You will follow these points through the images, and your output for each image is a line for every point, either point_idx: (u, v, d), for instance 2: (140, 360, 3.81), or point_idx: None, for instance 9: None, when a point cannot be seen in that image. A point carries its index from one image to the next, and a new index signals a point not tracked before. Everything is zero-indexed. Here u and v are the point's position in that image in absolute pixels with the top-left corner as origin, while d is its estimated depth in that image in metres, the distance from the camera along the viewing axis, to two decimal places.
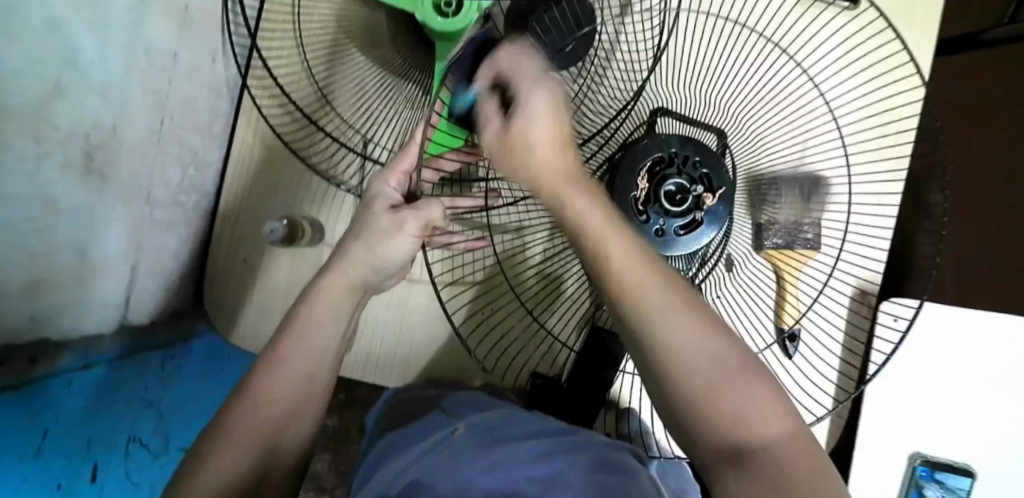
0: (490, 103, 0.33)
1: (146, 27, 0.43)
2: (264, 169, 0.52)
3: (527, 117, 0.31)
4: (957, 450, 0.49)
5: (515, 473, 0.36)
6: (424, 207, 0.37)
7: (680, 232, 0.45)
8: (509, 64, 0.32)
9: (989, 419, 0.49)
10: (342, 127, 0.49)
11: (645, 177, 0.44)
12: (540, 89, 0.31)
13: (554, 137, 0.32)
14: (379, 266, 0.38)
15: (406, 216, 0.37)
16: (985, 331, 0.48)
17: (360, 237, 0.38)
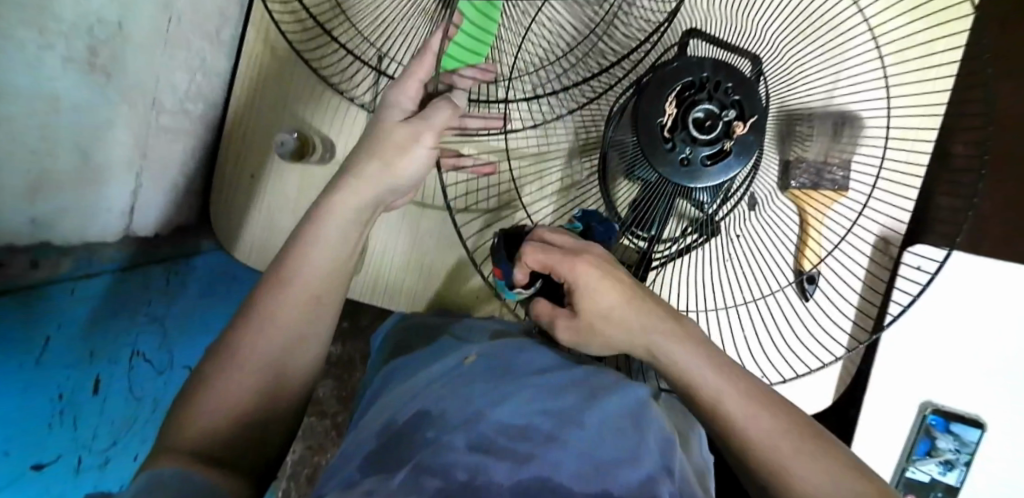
0: (543, 302, 0.40)
1: None
2: (274, 80, 0.50)
3: (581, 287, 0.37)
4: (969, 404, 0.49)
5: (529, 406, 0.36)
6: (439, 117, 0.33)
7: (706, 162, 0.42)
8: (542, 259, 0.38)
9: (1008, 374, 0.48)
10: (356, 39, 0.46)
11: (673, 103, 0.42)
12: (578, 265, 0.37)
13: (605, 288, 0.37)
14: (391, 187, 0.34)
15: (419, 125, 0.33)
16: (1016, 283, 0.47)
17: (372, 149, 0.34)
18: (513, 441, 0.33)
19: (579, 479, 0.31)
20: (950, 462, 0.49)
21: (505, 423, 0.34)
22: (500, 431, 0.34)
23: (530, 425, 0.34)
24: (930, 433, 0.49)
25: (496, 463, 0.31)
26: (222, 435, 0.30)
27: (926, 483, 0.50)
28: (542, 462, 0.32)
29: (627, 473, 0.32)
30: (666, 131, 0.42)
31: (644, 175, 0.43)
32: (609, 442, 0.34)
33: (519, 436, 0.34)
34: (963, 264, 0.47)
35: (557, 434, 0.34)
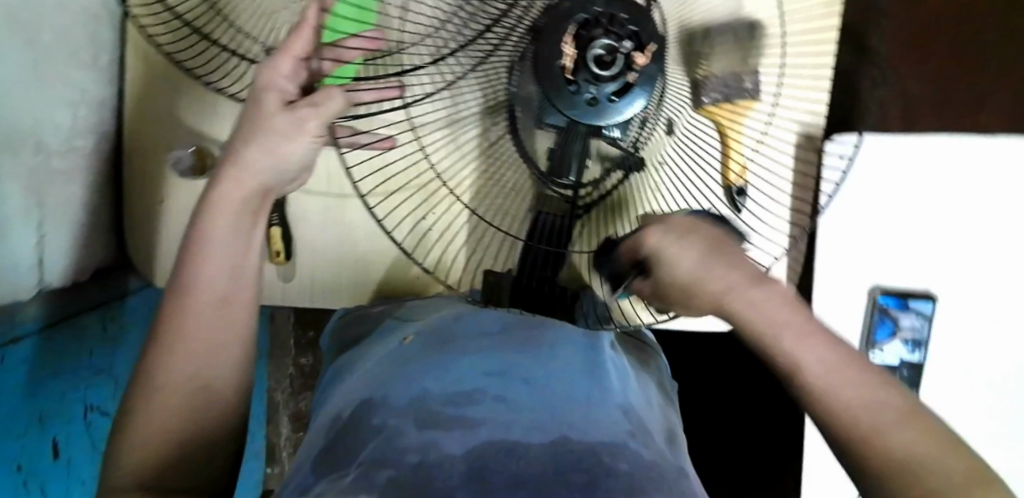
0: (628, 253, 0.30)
1: None
2: (161, 94, 0.47)
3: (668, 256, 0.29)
4: (937, 292, 0.48)
5: (473, 374, 0.35)
6: (323, 105, 0.31)
7: (613, 99, 0.40)
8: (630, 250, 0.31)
9: (965, 254, 0.48)
10: (236, 35, 0.45)
11: (571, 41, 0.38)
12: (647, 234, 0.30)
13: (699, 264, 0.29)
14: (279, 171, 0.32)
15: (305, 114, 0.31)
16: (947, 158, 0.46)
17: (254, 139, 0.32)
18: (459, 407, 0.32)
19: (534, 432, 0.30)
20: (911, 338, 0.48)
21: (450, 393, 0.34)
22: (446, 403, 0.33)
23: (476, 390, 0.34)
24: (886, 314, 0.48)
25: (446, 434, 0.30)
26: (160, 461, 0.30)
27: (892, 365, 0.49)
28: (491, 423, 0.31)
29: (582, 422, 0.32)
30: (567, 74, 0.39)
31: (554, 122, 0.41)
32: (559, 398, 0.34)
33: (465, 401, 0.33)
34: (880, 141, 0.46)
35: (505, 394, 0.33)
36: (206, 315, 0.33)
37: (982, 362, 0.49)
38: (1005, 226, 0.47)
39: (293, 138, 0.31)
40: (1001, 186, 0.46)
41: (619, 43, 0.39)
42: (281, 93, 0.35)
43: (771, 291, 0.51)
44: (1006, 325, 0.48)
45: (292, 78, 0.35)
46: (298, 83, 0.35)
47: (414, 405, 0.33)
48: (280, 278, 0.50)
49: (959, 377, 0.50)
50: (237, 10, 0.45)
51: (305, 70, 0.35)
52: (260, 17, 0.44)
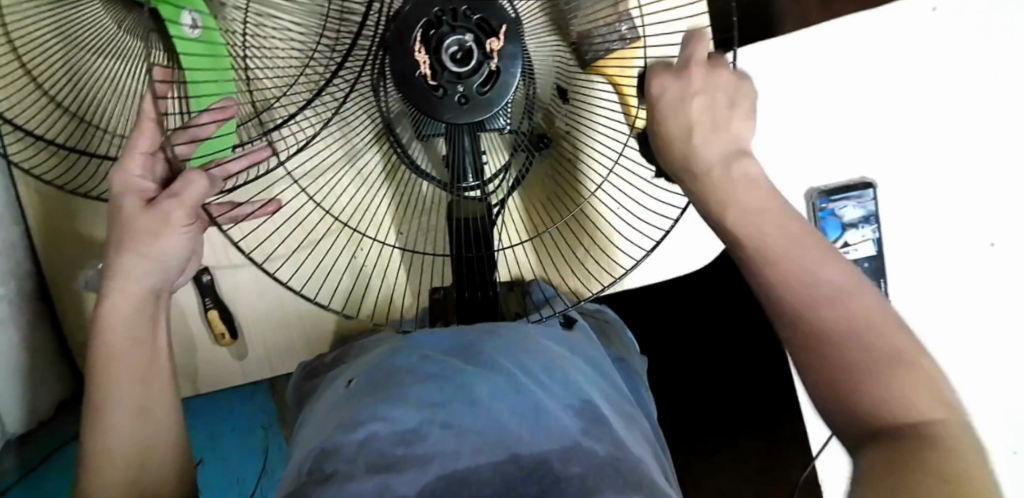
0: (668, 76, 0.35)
1: None
2: (59, 219, 0.47)
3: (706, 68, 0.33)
4: (872, 180, 0.48)
5: (419, 408, 0.33)
6: (182, 192, 0.36)
7: (483, 89, 0.40)
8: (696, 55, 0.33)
9: (882, 137, 0.47)
10: (100, 137, 0.47)
11: (421, 48, 0.38)
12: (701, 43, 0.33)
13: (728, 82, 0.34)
14: (161, 265, 0.38)
15: (169, 208, 0.36)
16: (838, 48, 0.46)
17: (126, 246, 0.37)
18: (409, 447, 0.30)
19: (484, 453, 0.30)
20: (864, 223, 0.48)
21: (399, 431, 0.31)
22: (395, 444, 0.30)
23: (423, 422, 0.32)
24: (829, 213, 0.48)
25: (399, 476, 0.28)
26: None
27: (861, 259, 0.48)
28: (445, 456, 0.30)
29: (533, 437, 0.32)
30: (429, 80, 0.39)
31: (434, 130, 0.41)
32: (507, 415, 0.33)
33: (413, 438, 0.31)
34: (759, 45, 0.45)
35: (451, 423, 0.32)
36: (127, 426, 0.37)
37: (935, 227, 0.48)
38: (898, 92, 0.47)
39: (161, 230, 0.37)
40: (890, 61, 0.47)
41: (467, 36, 0.39)
42: (141, 193, 0.38)
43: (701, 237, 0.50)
44: (942, 193, 0.48)
45: (145, 174, 0.39)
46: (154, 179, 0.39)
47: (363, 445, 0.31)
48: (233, 357, 0.50)
49: (922, 252, 0.48)
50: (101, 116, 0.47)
51: (162, 163, 0.40)
52: (119, 113, 0.47)
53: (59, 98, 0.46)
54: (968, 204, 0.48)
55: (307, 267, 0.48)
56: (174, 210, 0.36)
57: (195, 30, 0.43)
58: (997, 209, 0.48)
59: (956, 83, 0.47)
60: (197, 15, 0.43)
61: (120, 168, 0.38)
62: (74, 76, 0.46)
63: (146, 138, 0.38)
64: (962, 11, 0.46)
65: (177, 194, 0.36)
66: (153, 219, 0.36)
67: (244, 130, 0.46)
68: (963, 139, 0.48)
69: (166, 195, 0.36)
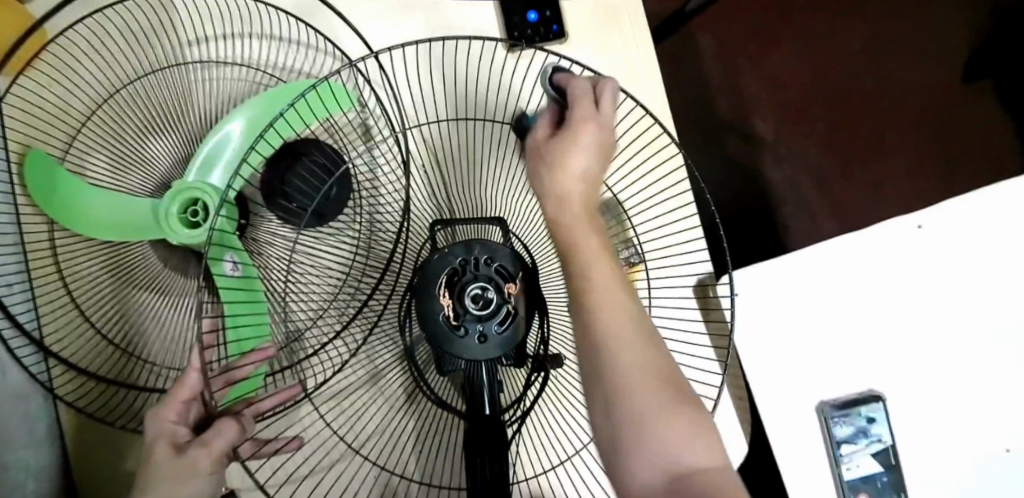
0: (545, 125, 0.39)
1: None
2: (96, 449, 0.50)
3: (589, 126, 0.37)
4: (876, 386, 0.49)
5: None
6: (213, 441, 0.38)
7: (500, 329, 0.43)
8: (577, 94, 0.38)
9: (883, 347, 0.49)
10: (142, 369, 0.51)
11: (447, 293, 0.44)
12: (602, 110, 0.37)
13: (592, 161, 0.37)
14: None
15: (197, 457, 0.38)
16: (829, 266, 0.49)
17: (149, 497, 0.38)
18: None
19: None
20: (862, 439, 0.47)
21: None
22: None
23: None
24: (829, 431, 0.47)
25: None
26: None
27: (871, 475, 0.47)
28: None
29: None
30: (451, 320, 0.43)
31: (454, 366, 0.43)
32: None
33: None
34: (759, 267, 0.48)
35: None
36: None
37: (954, 443, 0.48)
38: (902, 305, 0.49)
39: (187, 480, 0.37)
40: (881, 275, 0.49)
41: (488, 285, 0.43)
42: (171, 437, 0.40)
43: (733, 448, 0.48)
44: (949, 397, 0.49)
45: (181, 418, 0.41)
46: (187, 423, 0.42)
47: None
48: None
49: (940, 459, 0.48)
50: (145, 347, 0.51)
51: (198, 404, 0.43)
52: (157, 343, 0.51)
53: (105, 332, 0.50)
54: (984, 412, 0.49)
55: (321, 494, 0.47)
56: (201, 461, 0.38)
57: (234, 271, 0.46)
58: (1006, 415, 0.49)
59: (949, 290, 0.49)
60: (236, 256, 0.46)
61: (159, 417, 0.41)
62: (118, 309, 0.50)
63: (191, 384, 0.42)
64: (951, 228, 0.49)
65: (208, 443, 0.38)
66: (179, 469, 0.37)
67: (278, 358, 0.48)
68: (970, 347, 0.49)
69: (197, 444, 0.38)
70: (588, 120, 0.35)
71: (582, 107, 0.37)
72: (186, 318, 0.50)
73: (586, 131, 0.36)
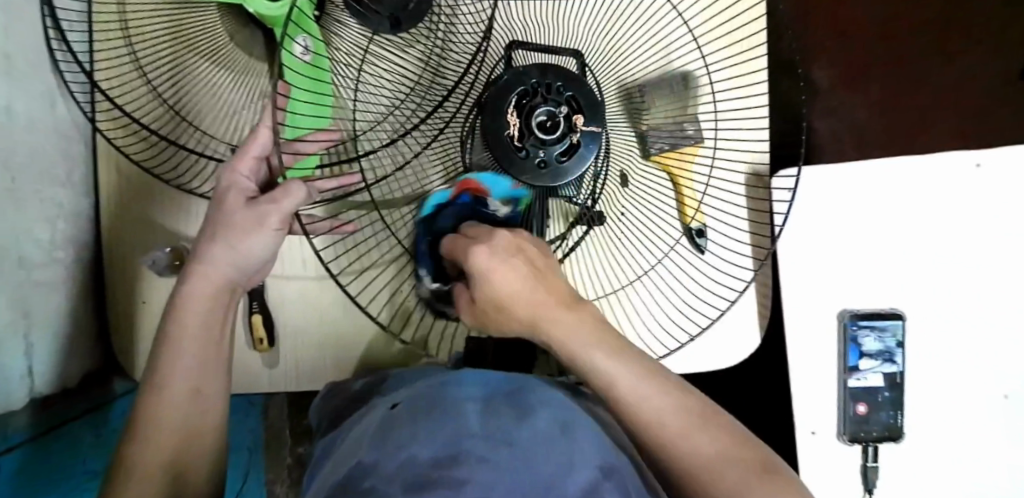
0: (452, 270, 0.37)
1: None
2: (137, 200, 0.52)
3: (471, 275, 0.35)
4: (887, 300, 0.53)
5: (458, 435, 0.36)
6: (282, 200, 0.38)
7: (562, 159, 0.43)
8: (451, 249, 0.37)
9: (906, 268, 0.53)
10: (203, 139, 0.51)
11: (514, 112, 0.43)
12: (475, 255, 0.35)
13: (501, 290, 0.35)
14: (244, 264, 0.40)
15: (267, 211, 0.38)
16: (878, 183, 0.52)
17: (217, 234, 0.39)
18: (450, 464, 0.33)
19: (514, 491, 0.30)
20: (882, 355, 0.52)
21: (434, 459, 0.34)
22: (435, 459, 0.34)
23: (458, 453, 0.34)
24: (856, 335, 0.52)
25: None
26: None
27: (872, 388, 0.53)
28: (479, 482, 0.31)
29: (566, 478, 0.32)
30: (514, 140, 0.42)
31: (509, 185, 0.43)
32: (526, 454, 0.34)
33: (448, 464, 0.33)
34: (825, 170, 0.51)
35: (488, 459, 0.33)
36: (179, 407, 0.38)
37: (942, 362, 0.54)
38: (946, 239, 0.53)
39: (253, 229, 0.39)
40: (924, 204, 0.52)
41: (559, 110, 0.43)
42: (241, 192, 0.41)
43: (747, 330, 0.52)
44: (949, 323, 0.53)
45: (250, 176, 0.42)
46: (254, 180, 0.42)
47: (399, 469, 0.33)
48: (264, 365, 0.53)
49: (925, 372, 0.54)
50: (199, 117, 0.51)
51: (266, 168, 0.43)
52: (220, 120, 0.51)
53: (163, 91, 0.50)
54: (963, 356, 0.53)
55: (366, 281, 0.53)
56: (271, 215, 0.38)
57: (304, 55, 0.44)
58: (996, 349, 0.53)
59: (982, 231, 0.53)
60: (310, 39, 0.45)
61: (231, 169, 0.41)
62: (181, 73, 0.50)
63: (260, 144, 0.41)
64: (1003, 174, 0.52)
65: (278, 200, 0.38)
66: (248, 216, 0.39)
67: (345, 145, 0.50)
68: (972, 293, 0.53)
69: (266, 200, 0.38)
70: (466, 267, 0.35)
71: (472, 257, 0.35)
72: (253, 99, 0.51)
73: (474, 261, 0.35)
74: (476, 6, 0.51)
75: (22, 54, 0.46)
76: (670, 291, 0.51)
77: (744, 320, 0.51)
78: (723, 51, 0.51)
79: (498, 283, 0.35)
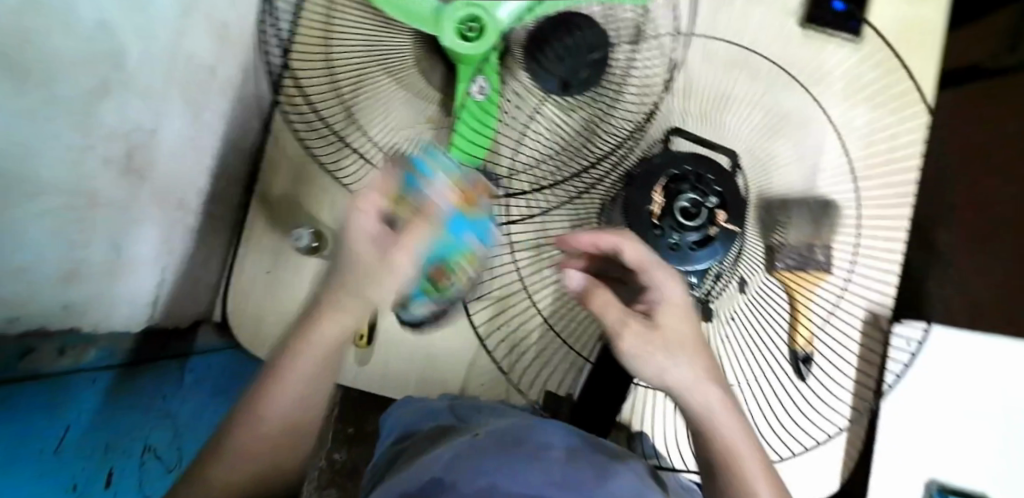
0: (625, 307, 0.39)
1: (190, 29, 0.47)
2: (291, 181, 0.57)
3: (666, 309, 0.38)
4: (975, 479, 0.53)
5: (539, 476, 0.37)
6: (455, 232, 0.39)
7: (694, 247, 0.44)
8: (638, 259, 0.38)
9: (1002, 452, 0.52)
10: (367, 144, 0.56)
11: (659, 192, 0.45)
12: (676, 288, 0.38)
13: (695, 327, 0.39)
14: None
15: None
16: (986, 360, 0.53)
17: None
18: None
19: None
20: None
21: (515, 496, 0.34)
22: (515, 496, 0.34)
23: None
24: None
25: None
26: None
27: None
28: None
29: None
30: (653, 218, 0.44)
31: None
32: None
33: None
34: (947, 335, 0.53)
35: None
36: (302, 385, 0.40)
37: None
38: None
39: None
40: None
41: (704, 199, 0.44)
42: None
43: (827, 469, 0.52)
44: None
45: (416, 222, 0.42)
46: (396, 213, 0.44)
47: (480, 495, 0.34)
48: (355, 361, 0.56)
49: None
50: (368, 119, 0.56)
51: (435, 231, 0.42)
52: (386, 132, 0.55)
53: (343, 90, 0.55)
54: None
55: (492, 320, 0.55)
56: None
57: (478, 95, 0.49)
58: None
59: None
60: (487, 80, 0.48)
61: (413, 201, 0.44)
62: (363, 81, 0.55)
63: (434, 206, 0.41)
64: None
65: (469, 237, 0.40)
66: None
67: (496, 187, 0.54)
68: None
69: None
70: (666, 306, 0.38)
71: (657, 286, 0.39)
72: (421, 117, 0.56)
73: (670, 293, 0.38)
74: (647, 81, 0.51)
75: (240, 31, 0.54)
76: (788, 399, 0.51)
77: (827, 457, 0.52)
78: (869, 185, 0.52)
79: (676, 321, 0.38)
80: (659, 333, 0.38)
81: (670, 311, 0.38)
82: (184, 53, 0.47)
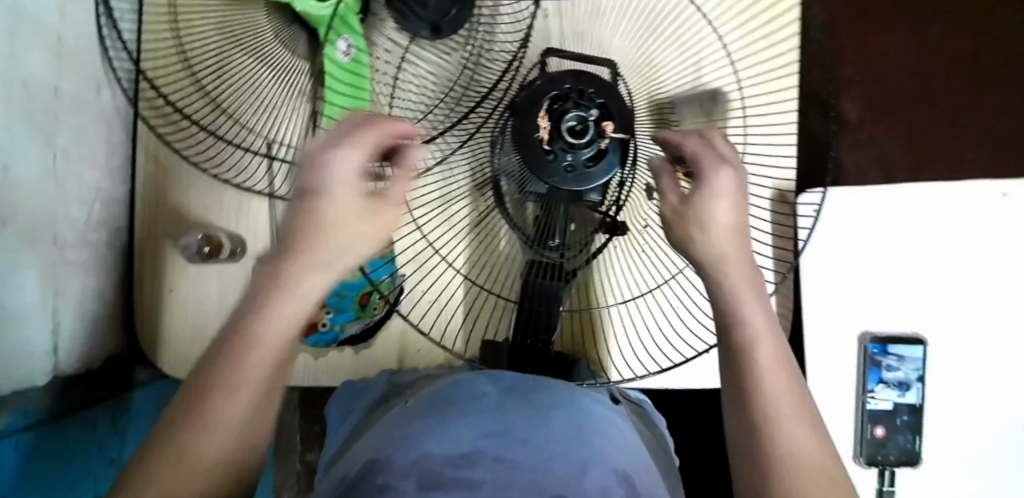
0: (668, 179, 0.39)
1: (21, 45, 0.41)
2: (175, 191, 0.56)
3: (710, 188, 0.37)
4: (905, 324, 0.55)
5: (471, 430, 0.37)
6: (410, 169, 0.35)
7: (588, 165, 0.42)
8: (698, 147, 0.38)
9: (925, 294, 0.55)
10: (243, 133, 0.53)
11: (544, 115, 0.42)
12: (726, 169, 0.37)
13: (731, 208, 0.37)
14: None
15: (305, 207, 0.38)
16: (885, 208, 0.56)
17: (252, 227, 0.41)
18: (467, 462, 0.33)
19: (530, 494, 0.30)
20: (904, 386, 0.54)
21: (450, 453, 0.34)
22: (449, 456, 0.34)
23: (474, 452, 0.34)
24: (877, 359, 0.55)
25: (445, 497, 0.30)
26: None
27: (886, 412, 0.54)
28: (487, 483, 0.31)
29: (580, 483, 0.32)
30: (544, 143, 0.42)
31: (536, 189, 0.44)
32: (542, 458, 0.34)
33: (465, 461, 0.33)
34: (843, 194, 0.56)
35: (503, 458, 0.33)
36: None
37: (968, 393, 0.54)
38: (961, 265, 0.55)
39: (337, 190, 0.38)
40: (939, 233, 0.55)
41: (589, 113, 0.42)
42: None
43: None
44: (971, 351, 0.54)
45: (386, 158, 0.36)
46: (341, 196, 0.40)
47: (413, 463, 0.33)
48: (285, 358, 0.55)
49: (949, 404, 0.55)
50: (238, 106, 0.52)
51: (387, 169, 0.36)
52: (262, 113, 0.52)
53: (205, 81, 0.52)
54: (978, 387, 0.54)
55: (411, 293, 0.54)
56: None
57: (344, 56, 0.46)
58: (1007, 373, 0.54)
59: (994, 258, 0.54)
60: (351, 41, 0.46)
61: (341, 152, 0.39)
62: (222, 66, 0.51)
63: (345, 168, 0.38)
64: None
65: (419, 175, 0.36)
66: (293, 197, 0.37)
67: None
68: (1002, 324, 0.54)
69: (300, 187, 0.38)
70: (716, 178, 0.37)
71: (707, 163, 0.38)
72: (292, 92, 0.52)
73: (722, 172, 0.37)
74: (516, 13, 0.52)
75: (77, 39, 0.48)
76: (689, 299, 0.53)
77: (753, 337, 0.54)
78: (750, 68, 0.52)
79: (716, 204, 0.37)
80: (688, 208, 0.37)
81: (710, 183, 0.37)
82: (20, 75, 0.41)
